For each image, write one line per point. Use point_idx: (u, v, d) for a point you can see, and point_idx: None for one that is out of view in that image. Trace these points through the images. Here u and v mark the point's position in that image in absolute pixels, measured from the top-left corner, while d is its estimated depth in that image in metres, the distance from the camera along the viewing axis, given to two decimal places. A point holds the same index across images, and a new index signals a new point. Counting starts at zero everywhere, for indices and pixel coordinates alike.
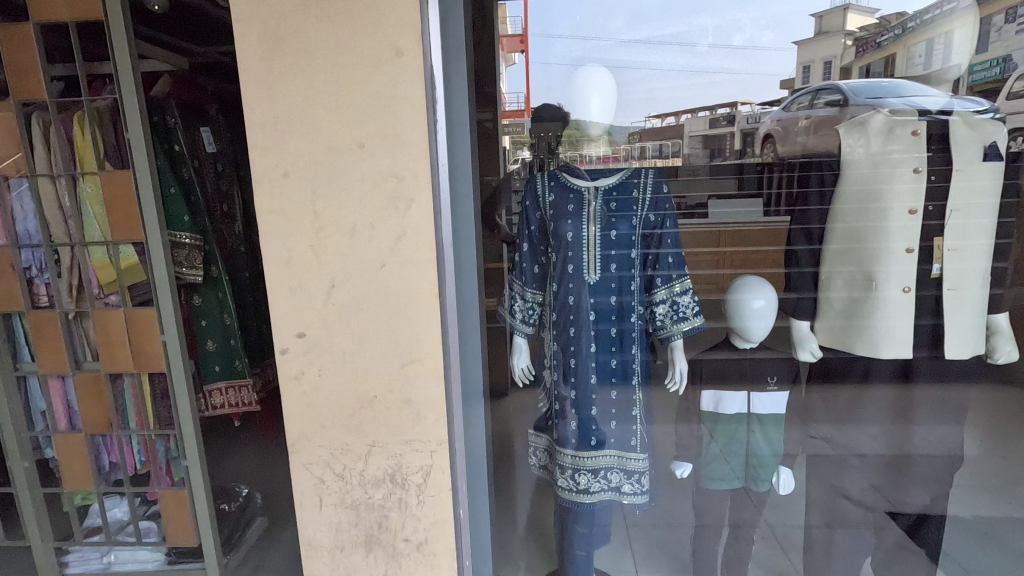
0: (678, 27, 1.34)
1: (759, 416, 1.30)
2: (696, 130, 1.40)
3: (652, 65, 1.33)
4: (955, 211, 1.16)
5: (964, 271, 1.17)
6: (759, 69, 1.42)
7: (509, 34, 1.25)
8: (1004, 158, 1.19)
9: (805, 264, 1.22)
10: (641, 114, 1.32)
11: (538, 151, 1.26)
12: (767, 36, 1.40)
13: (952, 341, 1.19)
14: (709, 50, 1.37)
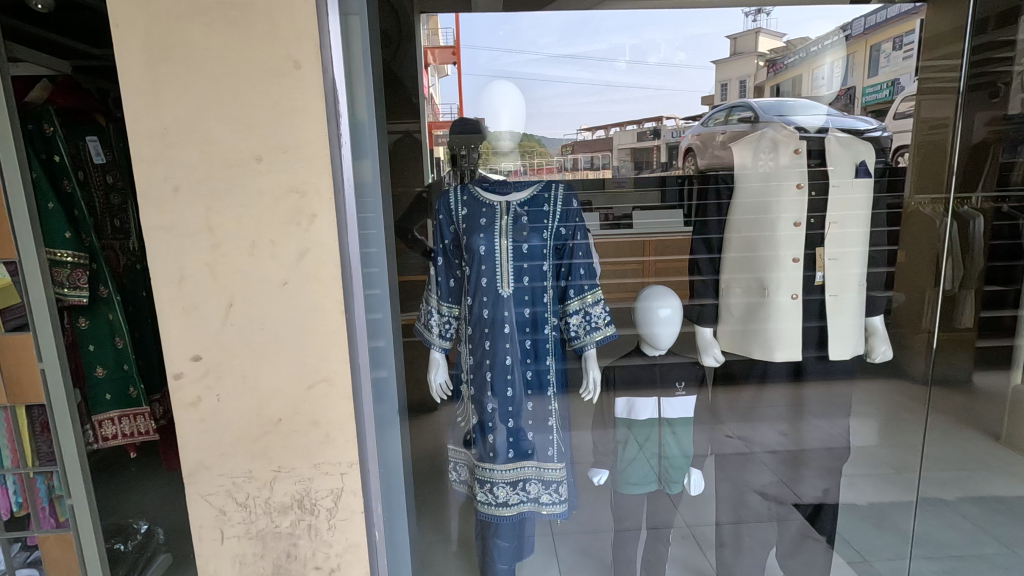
0: (598, 46, 1.63)
1: (669, 420, 1.35)
2: (626, 143, 1.60)
3: (574, 81, 1.55)
4: (834, 223, 1.26)
5: (843, 276, 1.26)
6: (669, 85, 1.71)
7: (441, 46, 1.39)
8: (873, 176, 1.30)
9: (707, 272, 1.30)
10: (573, 126, 1.50)
11: (461, 164, 1.28)
12: (678, 57, 1.71)
13: (835, 342, 1.27)
14: (626, 68, 1.66)
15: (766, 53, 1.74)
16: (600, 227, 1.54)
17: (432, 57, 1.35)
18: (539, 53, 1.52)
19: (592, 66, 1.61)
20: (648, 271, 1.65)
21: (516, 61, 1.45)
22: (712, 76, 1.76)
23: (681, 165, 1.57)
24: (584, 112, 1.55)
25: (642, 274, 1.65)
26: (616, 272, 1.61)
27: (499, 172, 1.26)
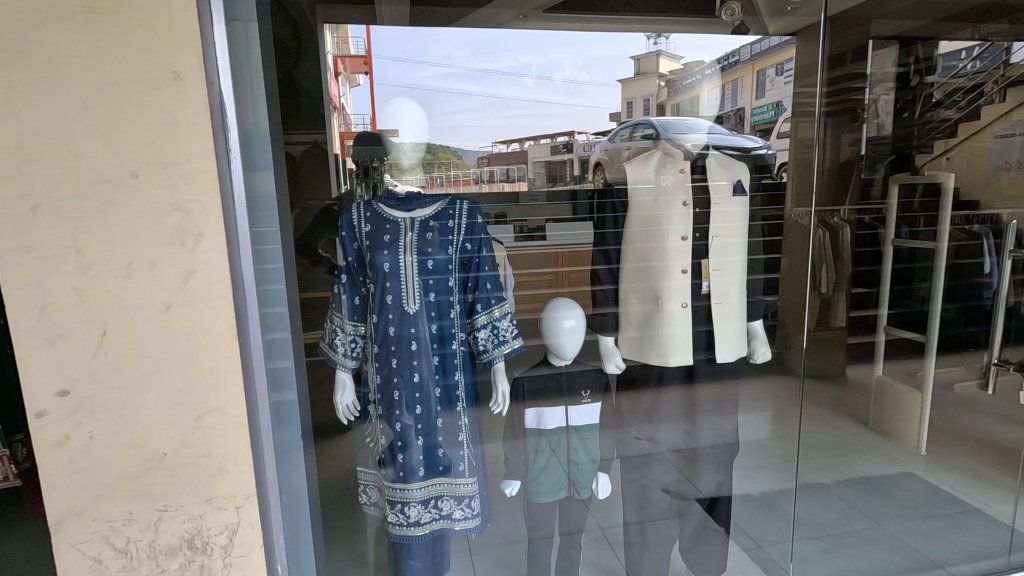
0: (508, 61, 1.76)
1: (576, 427, 1.40)
2: (540, 155, 1.74)
3: (492, 94, 1.70)
4: (716, 236, 1.37)
5: (726, 285, 1.37)
6: (584, 102, 1.82)
7: (354, 57, 1.63)
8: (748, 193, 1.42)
9: (606, 282, 1.38)
10: (490, 139, 1.67)
11: (370, 182, 1.31)
12: (585, 75, 1.83)
13: (723, 345, 1.36)
14: (532, 85, 1.77)
15: (666, 71, 1.83)
16: (514, 239, 1.68)
17: (340, 66, 1.62)
18: (457, 68, 1.68)
19: (492, 82, 1.71)
20: (562, 281, 1.69)
21: (427, 74, 1.62)
22: (616, 94, 1.87)
23: (592, 180, 1.57)
24: (500, 125, 1.70)
25: (556, 284, 1.69)
26: (529, 283, 1.66)
27: (412, 181, 1.26)
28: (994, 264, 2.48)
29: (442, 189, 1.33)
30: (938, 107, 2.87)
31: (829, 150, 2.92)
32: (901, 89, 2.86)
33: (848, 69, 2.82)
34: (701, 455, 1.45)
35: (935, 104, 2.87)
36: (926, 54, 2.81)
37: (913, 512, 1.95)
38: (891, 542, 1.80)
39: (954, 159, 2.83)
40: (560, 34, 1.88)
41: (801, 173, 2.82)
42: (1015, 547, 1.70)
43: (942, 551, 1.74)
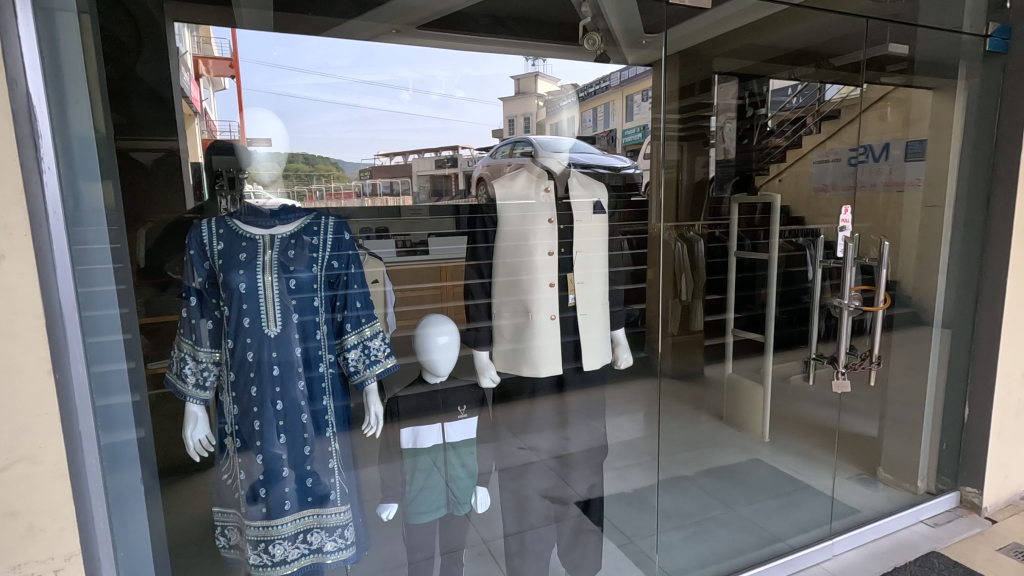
0: (383, 75, 1.75)
1: (453, 445, 1.40)
2: (424, 170, 1.70)
3: (372, 106, 1.68)
4: (580, 251, 1.45)
5: (590, 296, 1.45)
6: (469, 119, 1.85)
7: (220, 59, 1.53)
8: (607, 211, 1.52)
9: (478, 297, 1.39)
10: (370, 152, 1.63)
11: (231, 196, 1.18)
12: (461, 91, 1.85)
13: (589, 354, 1.44)
14: (410, 99, 1.75)
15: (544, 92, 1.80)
16: (396, 254, 1.65)
17: (203, 67, 1.54)
18: (340, 78, 1.65)
19: (361, 93, 1.68)
20: (445, 295, 1.59)
21: (301, 84, 1.56)
22: (498, 111, 1.90)
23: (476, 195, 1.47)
24: (382, 140, 1.66)
25: (440, 299, 1.59)
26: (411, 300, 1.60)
27: (292, 198, 1.24)
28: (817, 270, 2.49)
29: (321, 204, 1.36)
30: (771, 135, 3.28)
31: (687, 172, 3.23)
32: (740, 118, 3.27)
33: (697, 98, 3.16)
34: (574, 459, 1.50)
35: (767, 133, 3.28)
36: (757, 90, 3.27)
37: (760, 494, 2.19)
38: (743, 523, 2.00)
39: (784, 182, 3.15)
40: (437, 54, 1.89)
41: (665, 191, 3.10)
42: (837, 515, 1.98)
43: (783, 525, 1.97)
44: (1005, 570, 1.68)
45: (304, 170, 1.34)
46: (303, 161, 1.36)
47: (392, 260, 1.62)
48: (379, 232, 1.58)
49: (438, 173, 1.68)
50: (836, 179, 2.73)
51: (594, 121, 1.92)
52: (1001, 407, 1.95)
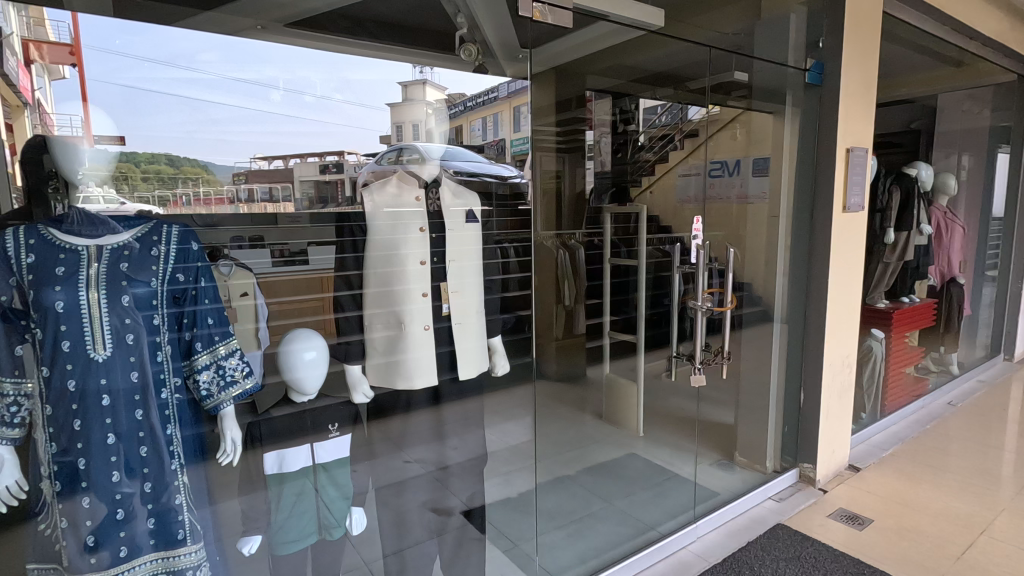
0: (248, 73, 1.55)
1: (325, 465, 1.32)
2: (307, 176, 1.57)
3: (242, 107, 1.51)
4: (453, 260, 1.45)
5: (464, 306, 1.46)
6: (364, 126, 1.76)
7: (53, 43, 1.20)
8: (480, 220, 1.54)
9: (349, 309, 1.34)
10: (245, 155, 1.48)
11: (62, 198, 1.02)
12: (338, 95, 1.74)
13: (464, 364, 1.45)
14: (280, 100, 1.60)
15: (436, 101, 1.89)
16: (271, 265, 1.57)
17: (34, 52, 1.17)
18: (209, 73, 1.46)
19: (229, 91, 1.49)
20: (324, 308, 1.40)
21: (169, 78, 1.37)
22: (385, 118, 1.81)
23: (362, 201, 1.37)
24: (259, 139, 1.53)
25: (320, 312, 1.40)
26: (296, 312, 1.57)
27: (151, 204, 1.24)
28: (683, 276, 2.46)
29: (188, 208, 1.34)
30: (644, 150, 3.49)
31: (569, 178, 3.44)
32: (615, 133, 3.59)
33: (575, 112, 3.35)
34: (451, 471, 1.50)
35: (640, 148, 3.50)
36: (628, 107, 3.54)
37: (635, 487, 2.32)
38: (619, 515, 2.11)
39: (653, 194, 3.16)
40: (314, 52, 1.72)
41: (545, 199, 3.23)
42: (700, 499, 2.15)
43: (654, 514, 2.10)
44: (833, 534, 1.94)
45: (167, 173, 1.33)
46: (162, 162, 1.32)
47: (267, 273, 1.56)
48: (252, 243, 1.49)
49: (323, 180, 1.56)
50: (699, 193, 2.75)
51: (483, 132, 2.09)
52: (827, 391, 2.25)
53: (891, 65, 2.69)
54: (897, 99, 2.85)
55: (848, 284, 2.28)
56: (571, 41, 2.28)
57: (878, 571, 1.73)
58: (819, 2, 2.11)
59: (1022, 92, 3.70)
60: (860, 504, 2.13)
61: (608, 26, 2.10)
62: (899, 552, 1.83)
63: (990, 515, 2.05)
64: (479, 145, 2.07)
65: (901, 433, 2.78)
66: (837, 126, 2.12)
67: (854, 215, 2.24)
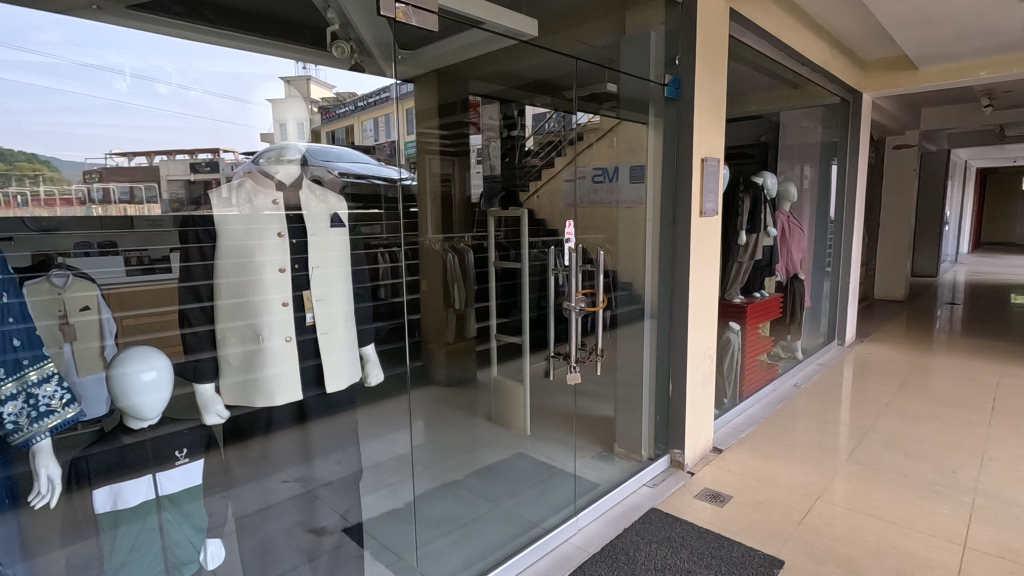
0: (90, 59, 1.43)
1: (171, 497, 1.17)
2: (174, 173, 1.54)
3: (87, 98, 1.42)
4: (316, 267, 1.38)
5: (331, 314, 1.40)
6: (236, 121, 1.67)
7: None
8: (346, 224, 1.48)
9: (198, 323, 1.22)
10: (101, 150, 1.44)
11: None
12: (195, 88, 1.65)
13: (332, 376, 1.39)
14: (128, 91, 1.50)
15: (318, 98, 1.89)
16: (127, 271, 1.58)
17: None
18: (54, 57, 1.36)
19: (67, 76, 1.38)
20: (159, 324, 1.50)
21: None
22: (267, 114, 1.70)
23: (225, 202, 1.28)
24: (116, 133, 1.47)
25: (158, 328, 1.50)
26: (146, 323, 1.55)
27: None
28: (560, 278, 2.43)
29: (23, 209, 1.33)
30: (531, 155, 3.34)
31: (460, 182, 3.50)
32: (505, 136, 3.53)
33: (458, 116, 3.36)
34: (320, 494, 1.46)
35: (528, 152, 3.36)
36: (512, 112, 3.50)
37: (521, 486, 2.36)
38: (506, 516, 2.14)
39: (540, 199, 3.11)
40: (167, 40, 1.63)
41: (434, 202, 3.42)
42: (580, 492, 2.23)
43: (539, 510, 2.15)
44: (699, 513, 2.10)
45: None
46: None
47: (121, 282, 1.57)
48: (103, 248, 1.52)
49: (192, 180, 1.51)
50: (580, 195, 2.73)
51: (374, 131, 2.20)
52: (691, 381, 2.45)
53: (739, 84, 2.98)
54: (746, 114, 3.16)
55: (707, 282, 2.50)
56: (447, 46, 2.27)
57: (735, 542, 1.91)
58: (675, 22, 2.28)
59: (844, 113, 4.28)
60: (721, 483, 2.34)
61: (480, 33, 2.11)
62: (753, 523, 2.03)
63: (825, 481, 2.35)
64: (371, 144, 2.20)
65: (756, 415, 3.10)
66: (693, 138, 2.31)
67: (710, 219, 2.46)
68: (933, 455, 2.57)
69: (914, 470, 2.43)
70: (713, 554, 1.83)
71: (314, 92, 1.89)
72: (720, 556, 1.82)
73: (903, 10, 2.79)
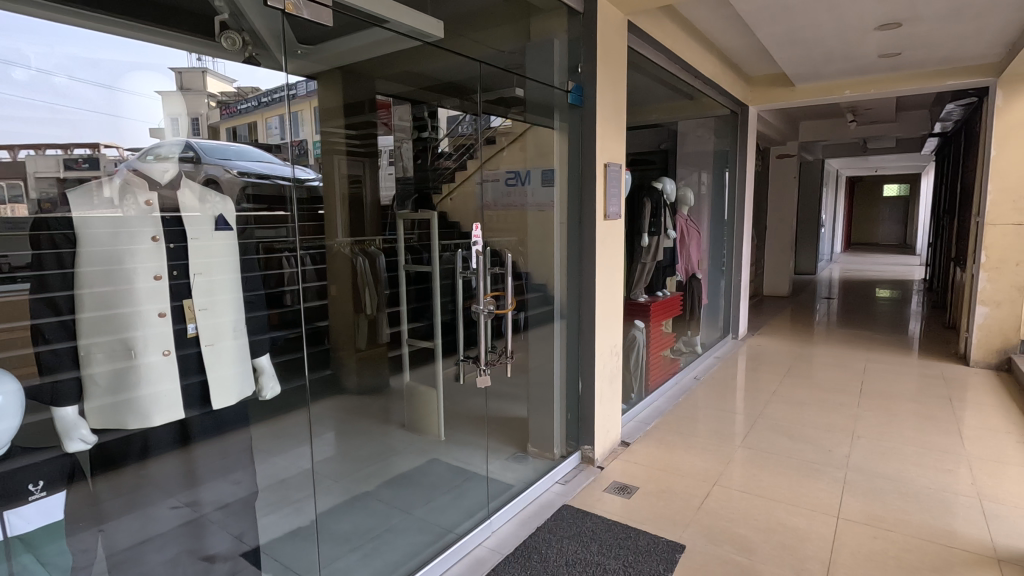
0: None
1: (24, 536, 1.09)
2: (42, 172, 1.38)
3: None
4: (198, 273, 1.30)
5: (216, 325, 1.32)
6: (123, 113, 1.62)
7: None
8: (233, 227, 1.42)
9: (56, 339, 1.10)
10: None
11: None
12: (60, 76, 1.54)
13: (218, 393, 1.32)
14: None
15: (216, 93, 1.89)
16: None
17: None
18: None
19: None
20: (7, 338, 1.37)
21: None
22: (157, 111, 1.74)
23: (92, 202, 1.19)
24: None
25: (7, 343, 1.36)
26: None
27: None
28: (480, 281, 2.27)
29: None
30: (444, 158, 2.93)
31: (370, 185, 3.39)
32: (416, 138, 3.22)
33: (366, 116, 3.26)
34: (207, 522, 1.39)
35: (440, 155, 2.97)
36: (422, 113, 3.17)
37: (434, 492, 2.32)
38: (418, 524, 2.10)
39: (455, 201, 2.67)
40: (26, 19, 1.46)
41: (343, 206, 3.31)
42: (493, 494, 2.23)
43: (452, 516, 2.12)
44: (609, 506, 2.17)
45: None
46: None
47: None
48: None
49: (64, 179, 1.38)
50: (498, 197, 2.48)
51: (280, 131, 2.20)
52: (599, 378, 2.53)
53: (639, 94, 3.13)
54: (645, 122, 3.33)
55: (612, 282, 2.60)
56: (349, 45, 2.19)
57: (641, 531, 1.99)
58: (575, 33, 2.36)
59: (734, 124, 4.62)
60: (629, 475, 2.43)
61: (383, 34, 2.03)
62: (657, 511, 2.14)
63: (721, 466, 2.52)
64: (277, 143, 2.23)
65: (660, 408, 3.26)
66: (595, 144, 2.40)
67: (613, 223, 2.56)
68: (812, 437, 2.83)
69: (796, 451, 2.66)
70: (621, 545, 1.90)
71: (211, 85, 1.89)
72: (628, 546, 1.89)
73: (779, 31, 3.06)
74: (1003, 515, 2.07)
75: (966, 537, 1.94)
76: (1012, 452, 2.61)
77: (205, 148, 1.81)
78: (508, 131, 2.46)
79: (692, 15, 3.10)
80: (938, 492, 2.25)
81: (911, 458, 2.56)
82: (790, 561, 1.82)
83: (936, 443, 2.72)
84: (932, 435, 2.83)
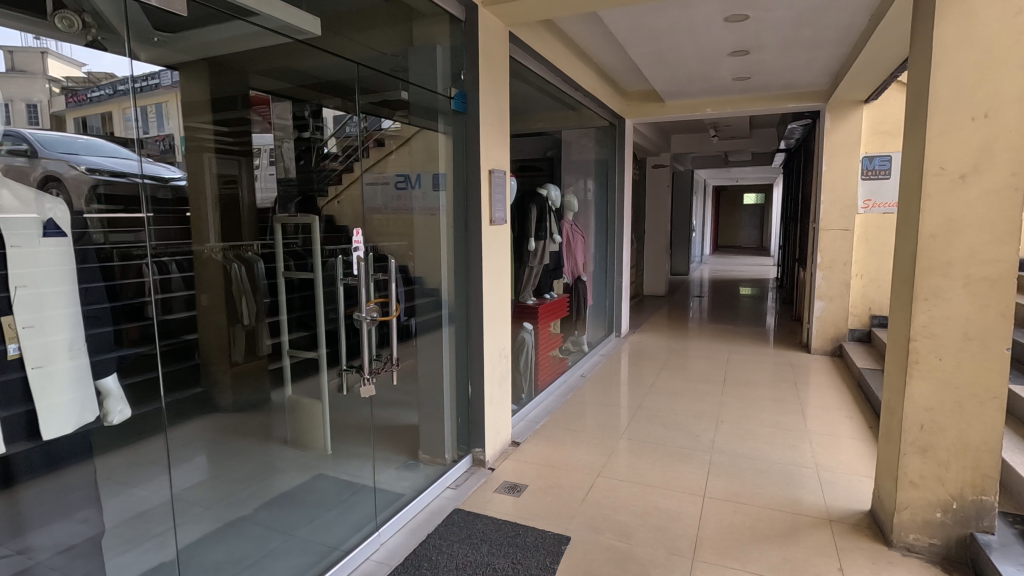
0: None
1: None
2: None
3: None
4: (21, 285, 1.17)
5: (45, 345, 1.19)
6: None
7: None
8: (65, 232, 1.30)
9: None
10: None
11: None
12: None
13: (50, 423, 1.19)
14: None
15: (62, 77, 1.72)
16: None
17: None
18: None
19: None
20: None
21: None
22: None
23: None
24: None
25: None
26: None
27: None
28: (363, 282, 2.18)
29: None
30: (331, 158, 2.87)
31: (247, 185, 3.10)
32: (298, 138, 3.12)
33: (241, 112, 3.03)
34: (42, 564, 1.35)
35: (326, 155, 2.88)
36: (303, 113, 3.08)
37: (319, 509, 2.22)
38: (301, 544, 1.99)
39: (342, 205, 2.64)
40: None
41: (215, 207, 3.02)
42: (382, 505, 2.18)
43: (337, 532, 2.04)
44: (500, 506, 2.21)
45: None
46: None
47: None
48: None
49: None
50: (388, 201, 2.49)
51: (138, 123, 2.00)
52: (488, 380, 2.58)
53: (522, 103, 3.23)
54: (530, 130, 3.44)
55: (499, 284, 2.65)
56: (212, 36, 2.03)
57: (529, 528, 2.05)
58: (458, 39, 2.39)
59: (612, 134, 4.91)
60: (519, 474, 2.49)
61: (250, 27, 1.90)
62: (544, 505, 2.22)
63: (604, 458, 2.66)
64: (135, 138, 2.03)
65: (550, 407, 3.37)
66: (479, 150, 2.44)
67: (499, 227, 2.62)
68: (684, 424, 3.09)
69: (670, 438, 2.89)
70: (510, 543, 1.94)
71: (53, 69, 1.68)
72: (517, 543, 1.94)
73: (648, 51, 3.31)
74: (835, 481, 2.40)
75: (806, 503, 2.22)
76: (842, 426, 3.04)
77: (48, 143, 1.72)
78: (396, 135, 2.45)
79: (571, 31, 3.26)
80: (785, 466, 2.56)
81: (765, 438, 2.88)
82: (662, 540, 1.97)
83: (784, 423, 3.09)
84: (782, 416, 3.20)
